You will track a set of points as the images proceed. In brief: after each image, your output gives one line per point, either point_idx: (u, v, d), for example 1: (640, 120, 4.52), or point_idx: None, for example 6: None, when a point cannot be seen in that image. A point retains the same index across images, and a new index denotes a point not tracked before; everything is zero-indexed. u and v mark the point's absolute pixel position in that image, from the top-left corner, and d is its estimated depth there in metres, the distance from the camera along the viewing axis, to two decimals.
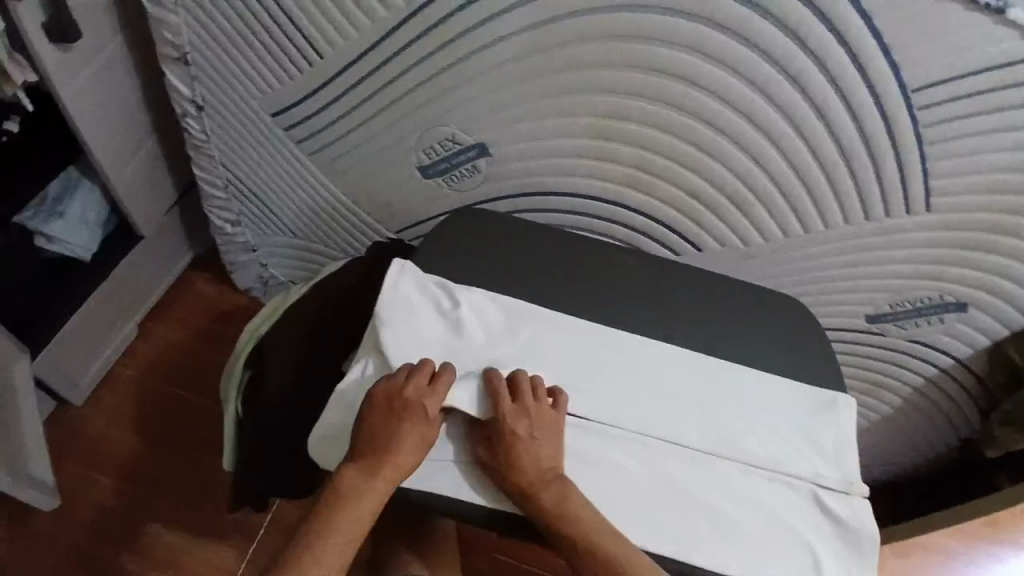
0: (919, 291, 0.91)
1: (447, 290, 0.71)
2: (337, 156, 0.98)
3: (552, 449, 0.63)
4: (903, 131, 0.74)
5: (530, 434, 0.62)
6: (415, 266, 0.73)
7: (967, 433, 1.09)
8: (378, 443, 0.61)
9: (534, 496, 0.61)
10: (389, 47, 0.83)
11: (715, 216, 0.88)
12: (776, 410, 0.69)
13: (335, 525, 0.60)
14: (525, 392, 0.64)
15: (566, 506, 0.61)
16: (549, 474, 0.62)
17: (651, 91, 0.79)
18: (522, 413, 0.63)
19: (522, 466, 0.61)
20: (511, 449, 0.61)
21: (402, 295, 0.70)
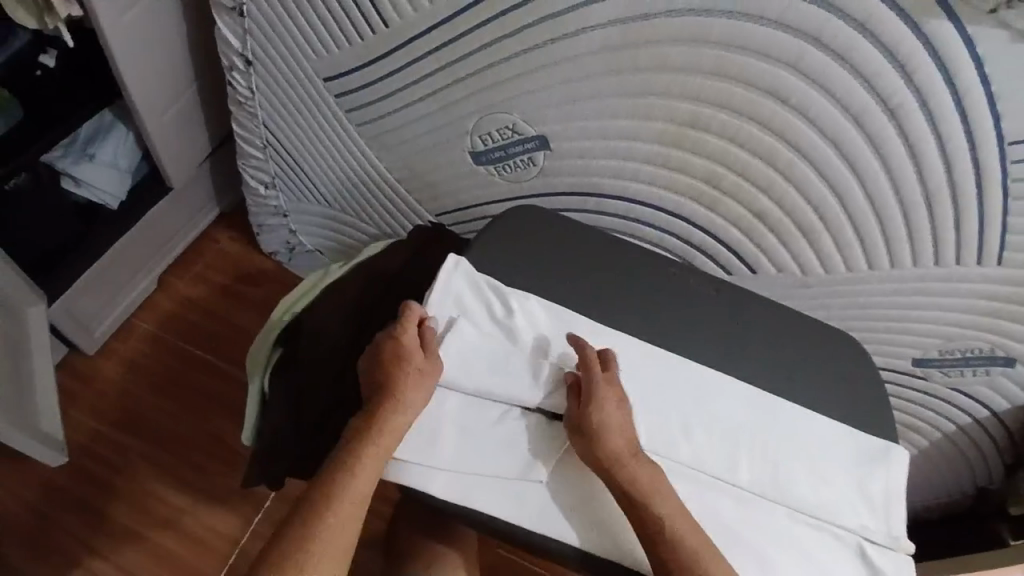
0: (974, 340, 0.88)
1: (501, 294, 0.68)
2: (387, 131, 0.93)
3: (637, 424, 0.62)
4: (994, 181, 0.70)
5: (620, 399, 0.62)
6: (469, 264, 0.69)
7: (984, 483, 1.08)
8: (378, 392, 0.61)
9: (623, 459, 0.59)
10: (461, 25, 0.79)
11: (777, 239, 0.85)
12: (829, 455, 0.67)
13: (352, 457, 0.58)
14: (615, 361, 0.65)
15: (657, 482, 0.58)
16: (635, 448, 0.60)
17: (735, 106, 0.75)
18: (613, 379, 0.63)
19: (618, 430, 0.60)
20: (605, 406, 0.61)
21: (452, 296, 0.67)
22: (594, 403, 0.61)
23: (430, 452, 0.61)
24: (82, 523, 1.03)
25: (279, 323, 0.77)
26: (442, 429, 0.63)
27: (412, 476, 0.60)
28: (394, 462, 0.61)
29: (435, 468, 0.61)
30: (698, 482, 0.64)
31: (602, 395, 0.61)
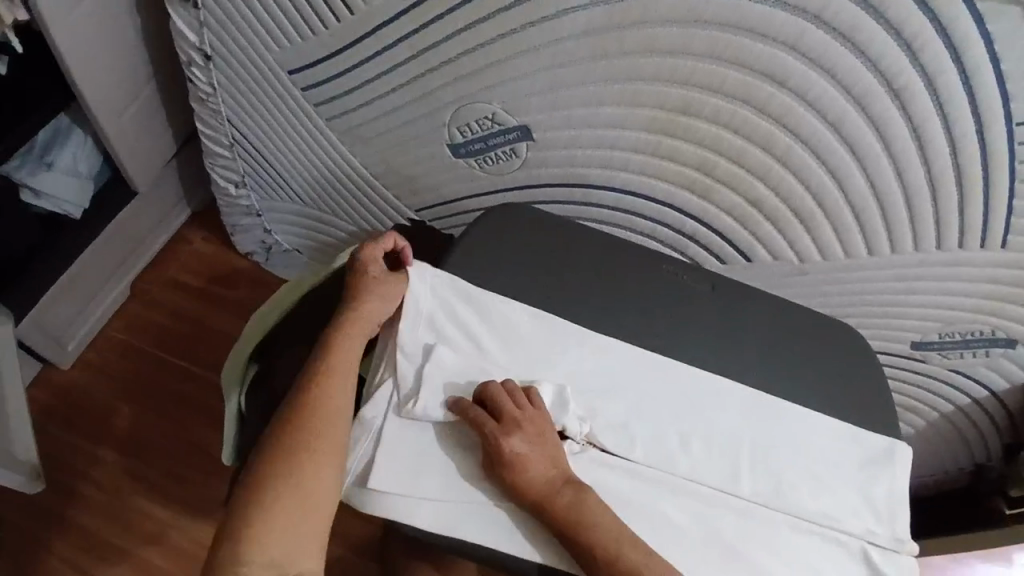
0: (975, 323, 0.85)
1: (480, 308, 0.65)
2: (360, 125, 0.88)
3: (553, 457, 0.58)
4: (1001, 164, 0.68)
5: (528, 444, 0.57)
6: (446, 275, 0.65)
7: (982, 460, 1.06)
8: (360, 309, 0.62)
9: (551, 506, 0.55)
10: (435, 10, 0.73)
11: (773, 227, 0.81)
12: (832, 460, 0.64)
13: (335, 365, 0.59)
14: (508, 397, 0.59)
15: (586, 514, 0.55)
16: (561, 486, 0.57)
17: (729, 89, 0.71)
18: (511, 426, 0.58)
19: (530, 482, 0.56)
20: (510, 461, 0.56)
21: (426, 312, 0.64)
22: (498, 464, 0.56)
23: (415, 483, 0.58)
24: (67, 542, 1.01)
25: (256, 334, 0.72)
26: (428, 455, 0.59)
27: (397, 508, 0.57)
28: (378, 495, 0.58)
29: (422, 500, 0.57)
30: (699, 495, 0.61)
31: (502, 451, 0.56)
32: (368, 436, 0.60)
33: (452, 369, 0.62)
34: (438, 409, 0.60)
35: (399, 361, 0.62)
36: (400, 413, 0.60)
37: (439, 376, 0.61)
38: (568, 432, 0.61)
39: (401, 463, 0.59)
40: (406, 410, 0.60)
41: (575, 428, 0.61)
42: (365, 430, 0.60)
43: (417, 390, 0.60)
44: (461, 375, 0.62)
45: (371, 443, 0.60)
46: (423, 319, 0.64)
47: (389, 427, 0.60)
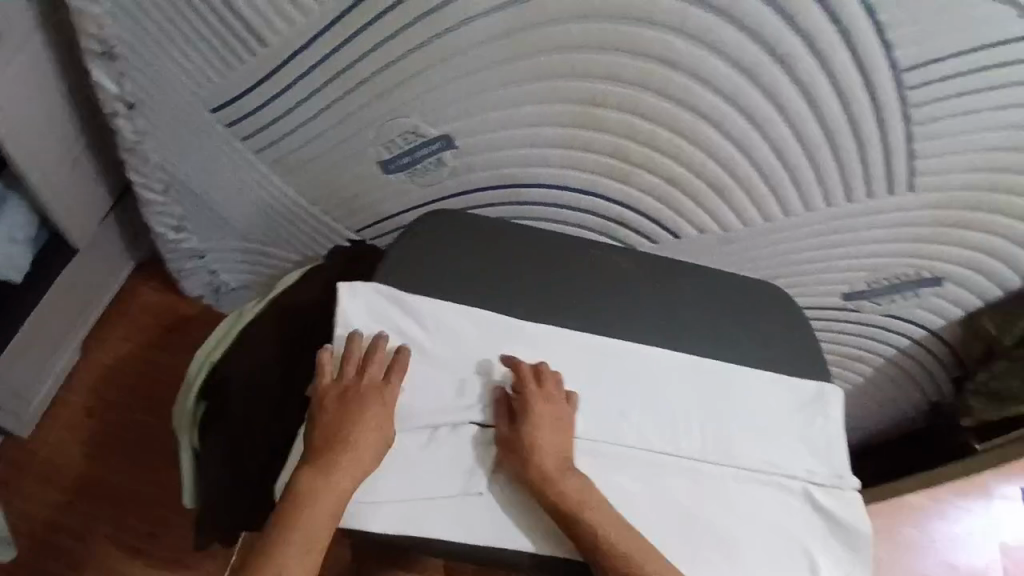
0: (900, 266, 0.89)
1: (412, 312, 0.65)
2: (290, 155, 0.89)
3: (570, 446, 0.62)
4: (890, 113, 0.72)
5: (553, 424, 0.62)
6: (370, 287, 0.65)
7: (937, 399, 1.10)
8: (339, 440, 0.59)
9: (558, 482, 0.59)
10: (342, 34, 0.74)
11: (694, 202, 0.85)
12: (764, 411, 0.68)
13: (306, 504, 0.57)
14: (548, 384, 0.64)
15: (588, 498, 0.59)
16: (566, 467, 0.61)
17: (630, 76, 0.74)
18: (546, 397, 0.63)
19: (543, 450, 0.60)
20: (539, 431, 0.61)
21: (357, 327, 0.64)
22: (531, 429, 0.61)
23: (371, 487, 0.60)
24: None
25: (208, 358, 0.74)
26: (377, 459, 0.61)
27: (354, 514, 0.59)
28: None
29: (376, 503, 0.59)
30: (648, 462, 0.64)
31: (534, 413, 0.61)
32: None
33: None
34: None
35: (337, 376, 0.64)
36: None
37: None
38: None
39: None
40: None
41: None
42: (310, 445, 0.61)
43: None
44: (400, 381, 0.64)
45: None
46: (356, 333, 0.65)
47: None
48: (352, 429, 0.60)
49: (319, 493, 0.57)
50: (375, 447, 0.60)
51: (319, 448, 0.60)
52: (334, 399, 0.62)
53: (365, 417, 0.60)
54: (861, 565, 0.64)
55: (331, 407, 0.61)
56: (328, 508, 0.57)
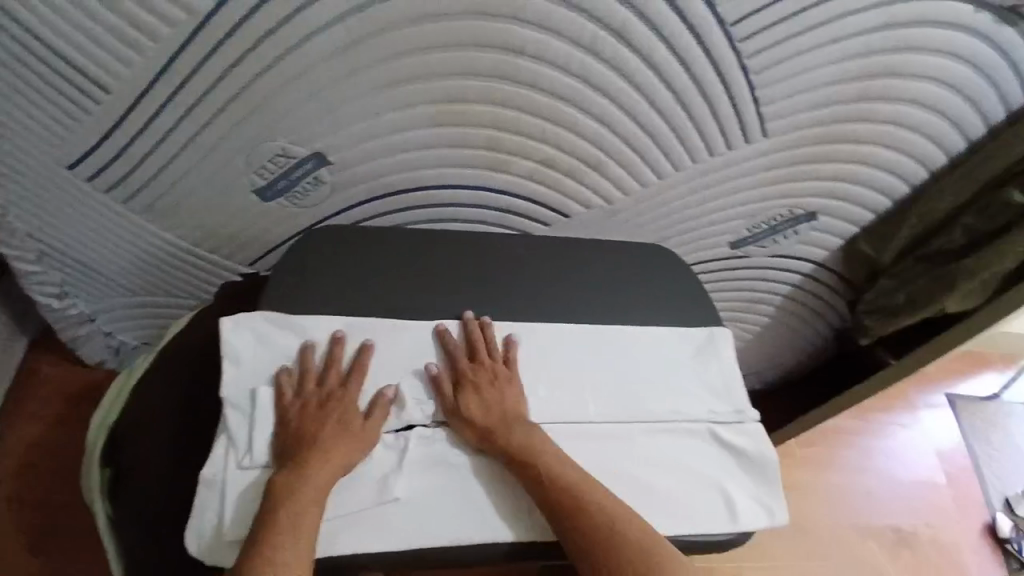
0: (778, 208, 0.94)
1: (301, 332, 0.66)
2: (159, 200, 0.86)
3: (512, 400, 0.66)
4: (730, 66, 0.76)
5: (490, 382, 0.66)
6: (252, 315, 0.65)
7: (840, 324, 1.18)
8: (313, 439, 0.60)
9: (500, 433, 0.63)
10: (183, 70, 0.72)
11: (575, 180, 0.87)
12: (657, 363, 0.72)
13: (292, 499, 0.57)
14: (484, 347, 0.68)
15: (534, 446, 0.63)
16: (511, 422, 0.64)
17: (483, 68, 0.74)
18: (483, 363, 0.67)
19: (484, 410, 0.64)
20: (474, 392, 0.65)
21: (244, 358, 0.64)
22: (466, 391, 0.66)
23: None
24: None
25: (107, 419, 0.70)
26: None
27: None
28: None
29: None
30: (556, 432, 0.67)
31: (472, 379, 0.66)
32: (214, 494, 0.59)
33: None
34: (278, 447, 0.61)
35: (228, 414, 0.62)
36: (241, 463, 0.60)
37: (273, 418, 0.62)
38: (413, 423, 0.65)
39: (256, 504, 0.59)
40: (245, 462, 0.60)
41: (419, 416, 0.65)
42: (210, 490, 0.59)
43: (252, 444, 0.61)
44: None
45: (222, 492, 0.59)
46: (245, 366, 0.64)
47: (234, 479, 0.59)
48: (321, 435, 0.61)
49: (295, 498, 0.57)
50: (354, 442, 0.61)
51: (288, 459, 0.60)
52: (296, 410, 0.62)
53: (333, 422, 0.62)
54: (770, 488, 0.69)
55: (295, 418, 0.62)
56: (314, 501, 0.57)
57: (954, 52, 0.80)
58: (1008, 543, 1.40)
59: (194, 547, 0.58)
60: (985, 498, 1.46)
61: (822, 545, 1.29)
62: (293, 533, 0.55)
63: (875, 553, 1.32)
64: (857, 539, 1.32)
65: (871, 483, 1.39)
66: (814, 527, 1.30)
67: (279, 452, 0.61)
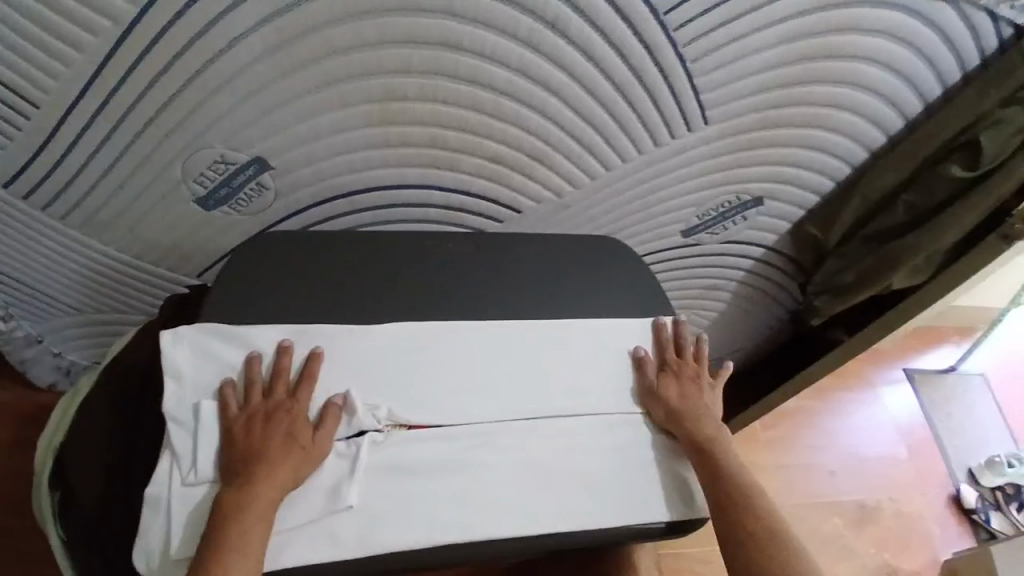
0: (724, 195, 0.95)
1: (242, 344, 0.64)
2: (96, 214, 0.84)
3: (710, 398, 0.74)
4: (666, 55, 0.77)
5: (691, 377, 0.74)
6: (192, 329, 0.63)
7: (793, 306, 1.20)
8: (257, 453, 0.59)
9: (692, 421, 0.70)
10: (110, 79, 0.70)
11: (523, 176, 0.87)
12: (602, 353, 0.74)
13: (236, 517, 0.56)
14: (692, 350, 0.76)
15: (717, 440, 0.70)
16: (701, 415, 0.72)
17: (419, 66, 0.73)
18: (687, 361, 0.75)
19: (682, 397, 0.72)
20: (676, 381, 0.73)
21: (184, 373, 0.62)
22: (667, 377, 0.73)
23: None
24: None
25: (52, 442, 0.68)
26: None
27: None
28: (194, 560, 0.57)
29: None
30: (510, 428, 0.68)
31: (677, 371, 0.74)
32: (158, 514, 0.58)
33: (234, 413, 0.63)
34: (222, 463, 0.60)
35: (170, 430, 0.61)
36: (185, 480, 0.59)
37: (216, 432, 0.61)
38: (365, 429, 0.64)
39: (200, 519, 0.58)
40: (189, 479, 0.59)
41: (370, 422, 0.64)
42: (154, 508, 0.58)
43: (196, 459, 0.60)
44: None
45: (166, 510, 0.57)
46: (188, 380, 0.63)
47: (179, 496, 0.59)
48: (269, 448, 0.59)
49: (246, 512, 0.56)
50: (301, 458, 0.60)
51: (234, 474, 0.58)
52: (242, 424, 0.61)
53: (281, 435, 0.60)
54: None
55: (241, 432, 0.60)
56: (261, 519, 0.56)
57: (884, 35, 0.82)
58: (973, 513, 1.45)
59: (141, 566, 0.57)
60: (948, 470, 1.50)
61: (787, 523, 1.32)
62: (242, 551, 0.54)
63: (839, 529, 1.35)
64: (822, 515, 1.35)
65: (834, 459, 1.43)
66: (779, 506, 1.33)
67: (224, 467, 0.59)
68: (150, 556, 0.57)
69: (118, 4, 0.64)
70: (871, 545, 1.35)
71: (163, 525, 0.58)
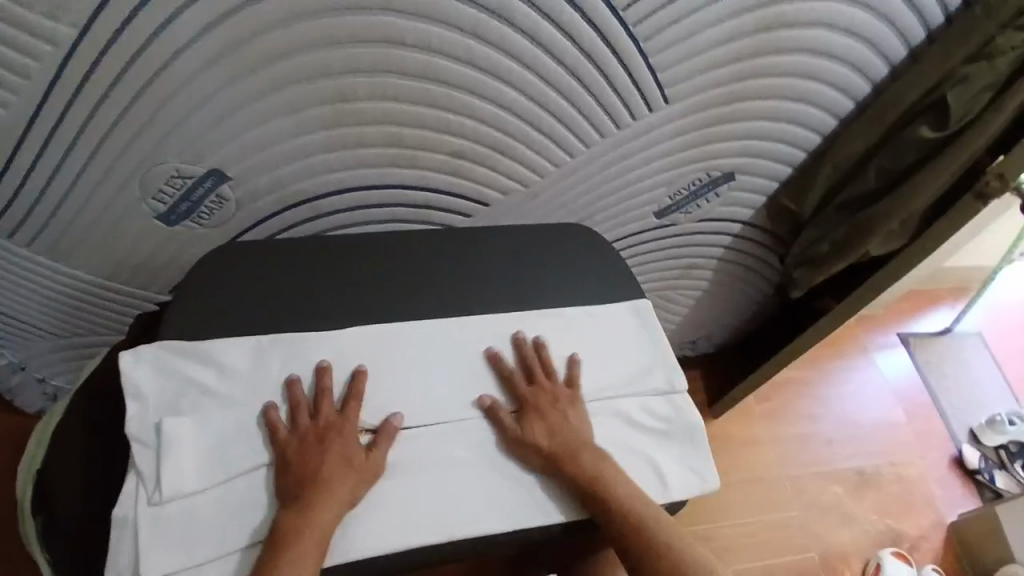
0: (693, 173, 0.94)
1: (202, 356, 0.64)
2: (62, 238, 0.83)
3: (581, 421, 0.68)
4: (618, 35, 0.75)
5: (553, 406, 0.68)
6: (151, 346, 0.63)
7: (777, 279, 1.18)
8: (309, 476, 0.59)
9: (568, 459, 0.65)
10: (57, 102, 0.69)
11: (486, 168, 0.85)
12: (569, 345, 0.73)
13: (288, 542, 0.56)
14: (546, 373, 0.70)
15: (601, 469, 0.65)
16: (577, 446, 0.66)
17: (365, 64, 0.72)
18: (540, 389, 0.69)
19: (549, 435, 0.66)
20: (539, 418, 0.67)
21: (144, 389, 0.62)
22: (530, 419, 0.67)
23: (192, 542, 0.58)
24: None
25: (30, 470, 0.69)
26: (196, 519, 0.59)
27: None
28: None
29: (200, 564, 0.58)
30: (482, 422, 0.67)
31: (534, 406, 0.68)
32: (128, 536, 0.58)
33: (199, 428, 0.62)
34: (189, 479, 0.59)
35: (134, 450, 0.60)
36: (151, 499, 0.58)
37: (181, 449, 0.60)
38: None
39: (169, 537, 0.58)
40: (155, 498, 0.58)
41: None
42: (122, 528, 0.58)
43: (159, 478, 0.59)
44: (213, 432, 0.62)
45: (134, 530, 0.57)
46: (150, 399, 0.62)
47: (145, 515, 0.58)
48: (320, 471, 0.60)
49: (303, 536, 0.56)
50: (353, 482, 0.60)
51: (291, 499, 0.59)
52: (293, 445, 0.61)
53: (333, 457, 0.61)
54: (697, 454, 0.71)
55: (294, 454, 0.61)
56: (312, 546, 0.56)
57: None
58: (976, 474, 1.43)
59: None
60: (949, 432, 1.49)
61: (786, 495, 1.31)
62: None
63: (839, 497, 1.34)
64: (821, 486, 1.34)
65: (831, 428, 1.42)
66: (776, 479, 1.32)
67: (280, 492, 0.60)
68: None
69: (55, 27, 0.63)
70: (873, 512, 1.34)
71: (124, 542, 0.57)
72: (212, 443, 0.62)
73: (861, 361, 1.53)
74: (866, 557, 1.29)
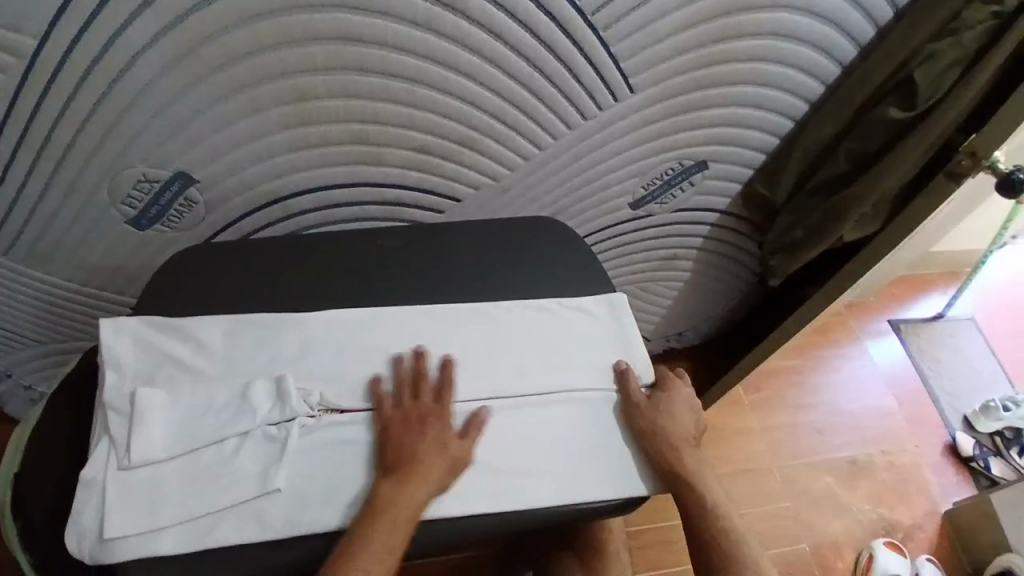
0: (665, 162, 0.94)
1: (181, 332, 0.66)
2: (36, 246, 0.84)
3: (689, 421, 0.72)
4: (575, 24, 0.75)
5: (681, 402, 0.73)
6: (131, 319, 0.65)
7: (758, 268, 1.18)
8: (411, 453, 0.62)
9: (673, 445, 0.68)
10: (21, 111, 0.69)
11: (455, 163, 0.86)
12: (536, 335, 0.73)
13: (386, 511, 0.58)
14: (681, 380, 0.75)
15: (698, 468, 0.69)
16: (685, 440, 0.70)
17: (323, 62, 0.72)
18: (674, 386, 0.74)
19: (669, 419, 0.70)
20: (664, 403, 0.71)
21: (119, 358, 0.63)
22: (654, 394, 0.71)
23: (154, 514, 0.58)
24: None
25: (8, 471, 0.65)
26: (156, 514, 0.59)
27: (132, 547, 0.57)
28: (117, 542, 0.57)
29: (164, 528, 0.58)
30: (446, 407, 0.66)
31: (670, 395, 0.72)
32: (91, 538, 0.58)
33: (171, 400, 0.63)
34: (160, 447, 0.61)
35: (109, 417, 0.61)
36: (120, 464, 0.59)
37: (151, 416, 0.61)
38: (296, 416, 0.63)
39: (135, 503, 0.58)
40: (123, 462, 0.59)
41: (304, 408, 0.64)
42: (89, 489, 0.58)
43: (129, 444, 0.60)
44: (183, 408, 0.63)
45: (96, 510, 0.58)
46: (128, 369, 0.64)
47: (113, 479, 0.59)
48: (419, 451, 0.62)
49: (399, 509, 0.58)
50: (449, 467, 0.62)
51: (389, 470, 0.61)
52: (399, 421, 0.64)
53: (433, 439, 0.63)
54: None
55: (399, 429, 0.63)
56: (403, 524, 0.58)
57: None
58: (971, 461, 1.42)
59: (74, 548, 0.57)
60: (944, 419, 1.48)
61: (777, 486, 1.30)
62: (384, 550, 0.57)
63: (831, 486, 1.33)
64: (812, 474, 1.33)
65: (822, 419, 1.41)
66: (767, 470, 1.32)
67: (379, 463, 0.62)
68: (74, 538, 0.57)
69: (11, 36, 0.63)
70: (866, 501, 1.33)
71: (88, 506, 0.58)
72: (181, 418, 0.62)
73: (852, 349, 1.52)
74: (859, 546, 1.28)
